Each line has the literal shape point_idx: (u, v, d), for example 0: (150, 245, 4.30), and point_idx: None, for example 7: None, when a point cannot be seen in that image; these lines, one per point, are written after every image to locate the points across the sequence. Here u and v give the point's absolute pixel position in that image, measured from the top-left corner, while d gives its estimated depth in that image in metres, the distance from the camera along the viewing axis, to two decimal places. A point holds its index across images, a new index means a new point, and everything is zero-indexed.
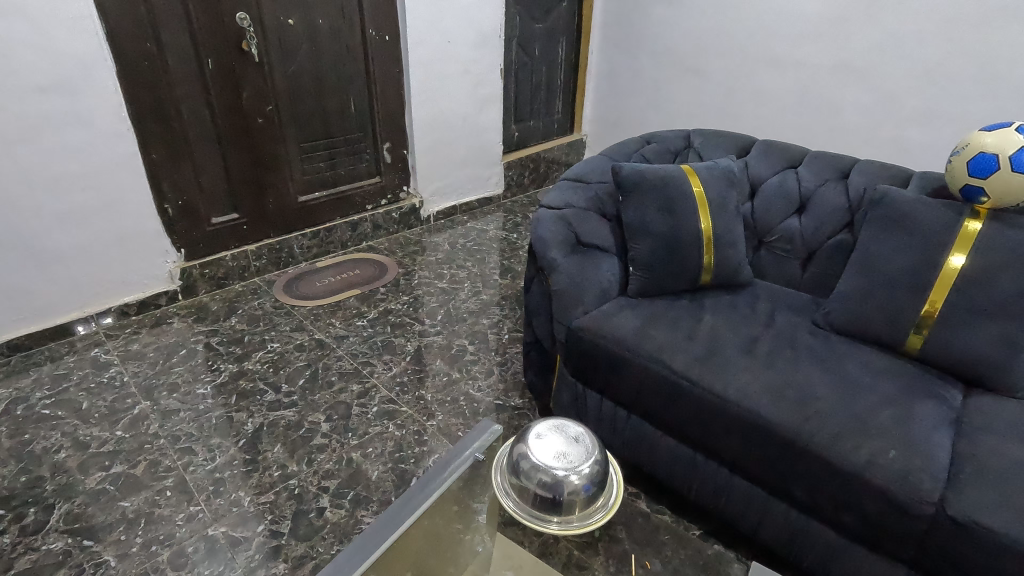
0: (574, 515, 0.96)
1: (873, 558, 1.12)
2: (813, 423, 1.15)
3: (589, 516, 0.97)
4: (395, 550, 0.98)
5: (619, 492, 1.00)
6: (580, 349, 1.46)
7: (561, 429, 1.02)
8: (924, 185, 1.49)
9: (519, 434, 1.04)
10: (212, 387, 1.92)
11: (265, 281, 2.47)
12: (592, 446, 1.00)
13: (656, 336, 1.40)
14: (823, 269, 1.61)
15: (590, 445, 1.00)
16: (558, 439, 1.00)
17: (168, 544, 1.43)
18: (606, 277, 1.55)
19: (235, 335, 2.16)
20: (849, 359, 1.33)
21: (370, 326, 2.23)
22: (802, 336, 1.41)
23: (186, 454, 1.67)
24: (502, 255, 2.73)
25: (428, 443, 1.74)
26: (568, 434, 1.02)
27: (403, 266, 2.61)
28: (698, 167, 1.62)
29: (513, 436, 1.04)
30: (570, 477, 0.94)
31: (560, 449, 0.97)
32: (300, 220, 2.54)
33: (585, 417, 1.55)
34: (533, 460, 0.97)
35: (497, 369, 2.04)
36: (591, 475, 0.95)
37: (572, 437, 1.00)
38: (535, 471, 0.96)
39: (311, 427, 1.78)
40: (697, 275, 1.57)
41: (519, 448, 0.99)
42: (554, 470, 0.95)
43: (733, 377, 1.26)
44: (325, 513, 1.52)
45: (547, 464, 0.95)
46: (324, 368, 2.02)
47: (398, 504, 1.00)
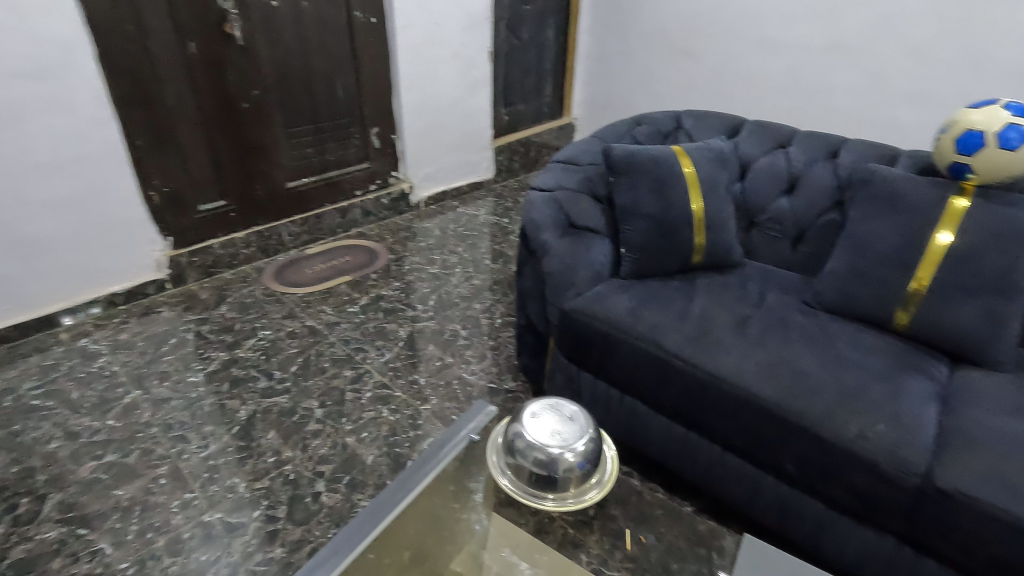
0: (569, 492, 0.96)
1: (862, 529, 1.15)
2: (804, 399, 1.17)
3: (584, 493, 0.97)
4: (394, 530, 1.00)
5: (615, 469, 1.00)
6: (573, 331, 1.46)
7: (555, 408, 1.00)
8: (913, 163, 1.50)
9: (513, 414, 1.03)
10: (203, 375, 1.91)
11: (256, 269, 2.45)
12: (587, 424, 0.99)
13: (649, 317, 1.40)
14: (812, 248, 1.63)
15: (584, 423, 0.99)
16: (553, 418, 0.98)
17: (164, 531, 1.43)
18: (598, 259, 1.55)
19: (226, 323, 2.15)
20: (839, 337, 1.34)
21: (362, 313, 2.22)
22: (792, 314, 1.43)
23: (179, 442, 1.67)
24: (494, 240, 2.72)
25: (423, 427, 1.75)
26: (562, 413, 1.01)
27: (394, 252, 2.60)
28: (689, 148, 1.62)
29: (508, 416, 1.02)
30: (565, 455, 0.93)
31: (555, 428, 0.96)
32: (289, 207, 2.52)
33: (578, 398, 1.56)
34: (529, 439, 0.95)
35: (490, 353, 2.05)
36: (586, 452, 0.94)
37: (566, 415, 0.99)
38: (530, 450, 0.94)
39: (304, 412, 1.78)
40: (688, 256, 1.58)
41: (514, 427, 0.98)
42: (549, 448, 0.94)
43: (725, 356, 1.28)
44: (321, 497, 1.53)
45: (543, 443, 0.94)
46: (315, 355, 2.01)
47: (395, 485, 1.01)
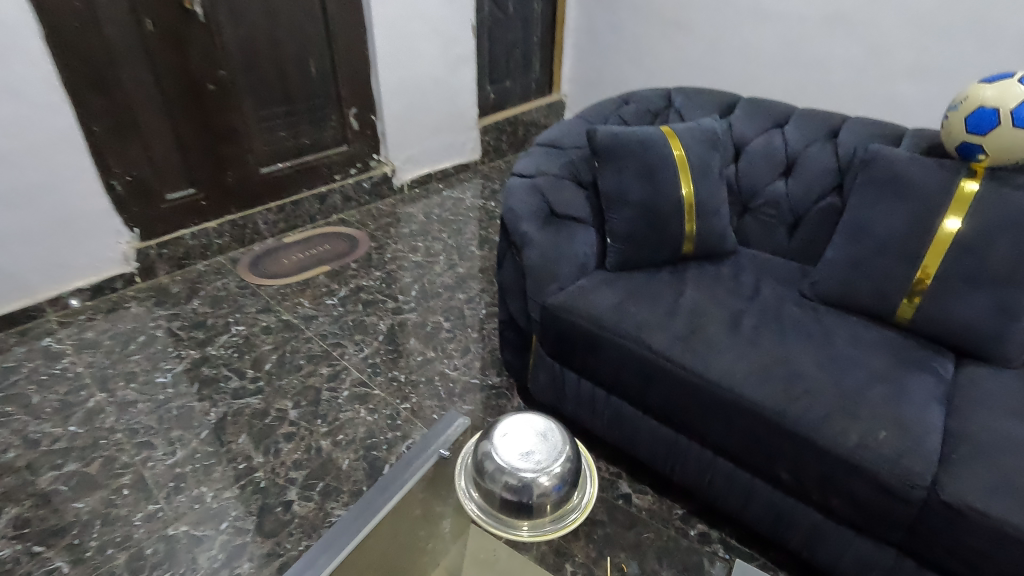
0: (546, 518, 0.87)
1: (861, 540, 1.08)
2: (800, 404, 1.08)
3: (562, 518, 0.89)
4: (356, 554, 0.96)
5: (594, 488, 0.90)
6: (556, 328, 1.38)
7: (529, 424, 0.90)
8: (918, 142, 1.40)
9: (484, 430, 0.92)
10: (171, 376, 1.83)
11: (230, 260, 2.34)
12: (562, 441, 0.88)
13: (635, 313, 1.31)
14: (809, 235, 1.53)
15: (561, 441, 0.88)
16: (526, 435, 0.88)
17: (125, 547, 1.35)
18: (582, 250, 1.46)
19: (197, 319, 2.05)
20: (837, 332, 1.26)
21: (341, 305, 2.12)
22: (788, 308, 1.34)
23: (144, 449, 1.59)
24: (479, 225, 2.61)
25: (402, 428, 1.67)
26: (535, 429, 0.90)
27: (375, 239, 2.49)
28: (679, 129, 1.51)
29: (479, 432, 0.92)
30: (540, 479, 0.84)
31: (525, 449, 0.86)
32: (263, 193, 2.39)
33: (563, 398, 1.48)
34: (499, 462, 0.85)
35: (474, 347, 1.96)
36: (564, 475, 0.85)
37: (539, 433, 0.88)
38: (500, 474, 0.85)
39: (278, 414, 1.70)
40: (678, 245, 1.48)
41: (483, 447, 0.88)
42: (521, 472, 0.84)
43: (717, 356, 1.19)
44: (292, 507, 1.45)
45: (514, 466, 0.84)
46: (290, 352, 1.92)
47: (357, 510, 0.97)
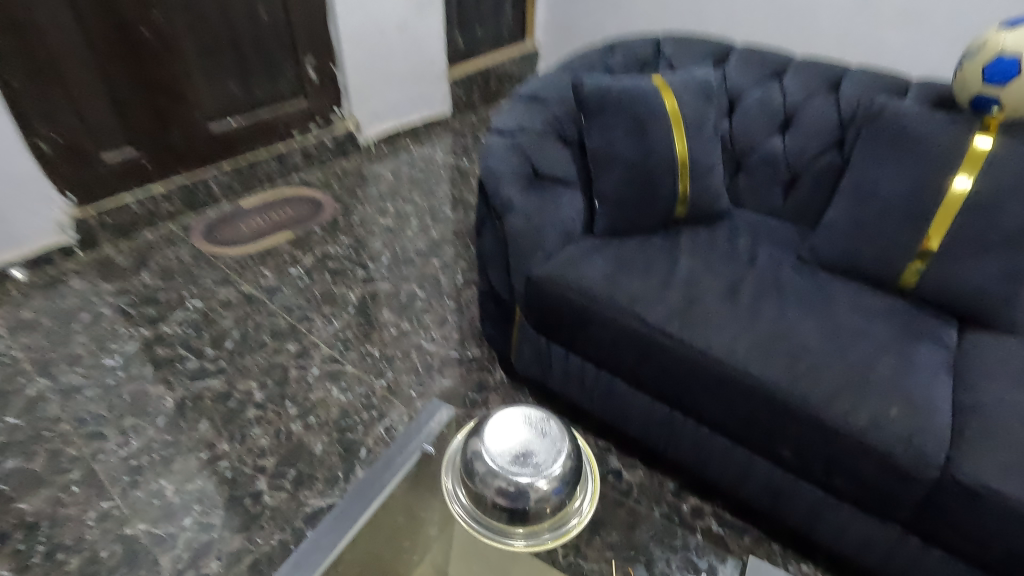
0: (544, 526, 0.80)
1: (863, 518, 1.04)
2: (806, 382, 1.02)
3: (563, 523, 0.81)
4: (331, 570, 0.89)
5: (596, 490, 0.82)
6: (542, 300, 1.28)
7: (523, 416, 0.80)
8: (925, 95, 1.31)
9: (473, 425, 0.83)
10: (122, 358, 1.67)
11: (181, 227, 2.12)
12: (563, 439, 0.78)
13: (628, 284, 1.22)
14: (807, 195, 1.45)
15: (562, 439, 0.78)
16: (520, 431, 0.79)
17: (77, 551, 1.25)
18: (568, 215, 1.34)
19: (147, 294, 1.88)
20: (839, 300, 1.19)
21: (307, 276, 1.97)
22: (787, 274, 1.26)
23: (95, 440, 1.46)
24: (452, 185, 2.45)
25: (378, 407, 1.57)
26: (532, 424, 0.79)
27: (341, 201, 2.31)
28: (672, 80, 1.38)
29: (467, 428, 0.83)
30: (537, 483, 0.75)
31: (520, 449, 0.76)
32: (214, 153, 2.18)
33: (549, 373, 1.40)
34: (490, 465, 0.76)
35: (451, 317, 1.84)
36: (563, 476, 0.76)
37: (534, 428, 0.78)
38: (491, 478, 0.76)
39: (242, 396, 1.58)
40: (671, 208, 1.38)
41: (472, 446, 0.79)
42: (516, 476, 0.75)
43: (716, 330, 1.11)
44: (262, 498, 1.35)
45: (506, 469, 0.75)
46: (253, 328, 1.78)
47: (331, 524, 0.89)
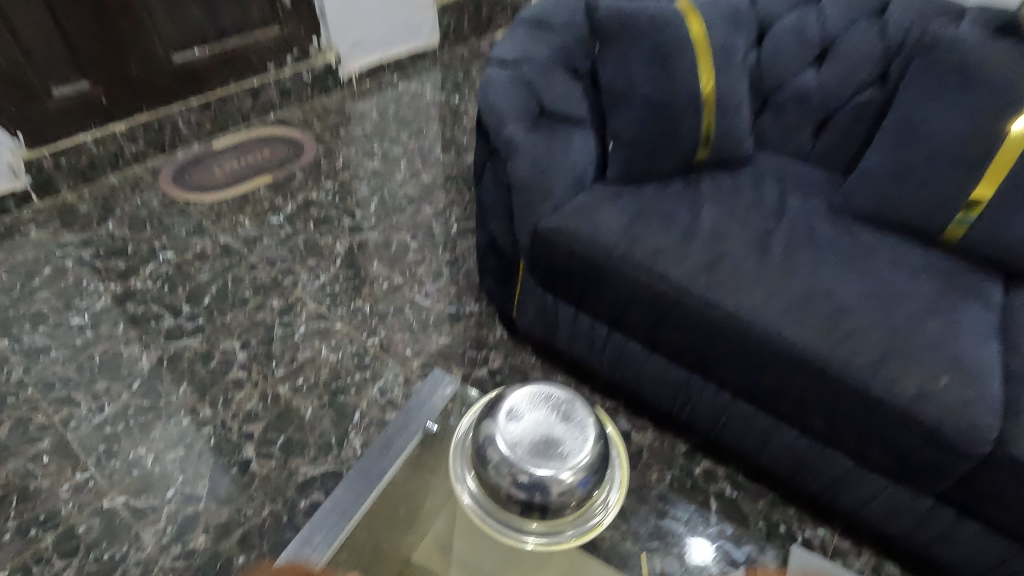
0: (567, 523, 0.75)
1: (893, 489, 0.98)
2: (846, 348, 0.92)
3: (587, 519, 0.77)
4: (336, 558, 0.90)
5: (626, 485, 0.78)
6: (549, 255, 1.15)
7: (544, 399, 0.73)
8: (985, 20, 1.15)
9: (485, 406, 0.76)
10: (89, 316, 1.54)
11: (149, 170, 1.94)
12: (589, 423, 0.72)
13: (646, 237, 1.10)
14: (840, 136, 1.31)
15: (588, 422, 0.72)
16: (541, 415, 0.72)
17: (51, 526, 1.17)
18: (579, 159, 1.20)
19: (113, 244, 1.72)
20: (877, 254, 1.09)
21: (288, 225, 1.81)
22: (819, 225, 1.15)
23: (64, 406, 1.35)
24: (443, 124, 2.26)
25: (370, 368, 1.47)
26: (555, 406, 0.73)
27: (323, 143, 2.12)
28: (699, 2, 1.21)
29: (480, 409, 0.76)
30: (561, 475, 0.69)
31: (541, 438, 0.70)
32: (179, 88, 1.96)
33: (555, 332, 1.30)
34: (506, 455, 0.70)
35: (447, 270, 1.72)
36: (590, 467, 0.69)
37: (558, 413, 0.71)
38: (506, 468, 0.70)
39: (223, 357, 1.47)
40: (692, 151, 1.24)
41: (486, 430, 0.72)
42: (537, 469, 0.69)
43: (746, 288, 1.01)
44: (250, 467, 1.27)
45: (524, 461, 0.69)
46: (232, 283, 1.64)
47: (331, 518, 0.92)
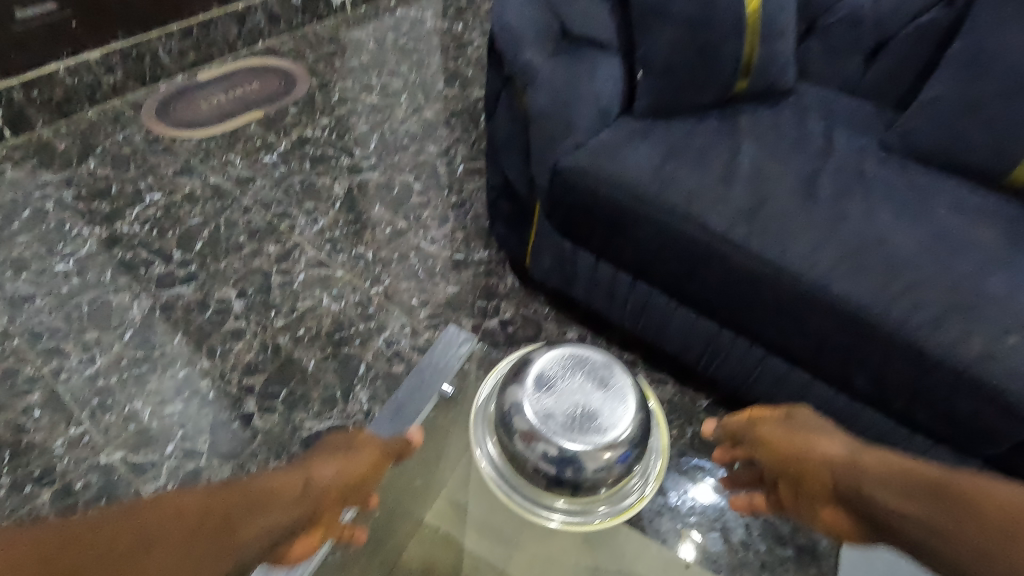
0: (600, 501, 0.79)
1: (936, 452, 0.92)
2: (903, 303, 0.84)
3: (623, 498, 0.80)
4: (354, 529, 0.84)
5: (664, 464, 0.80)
6: (570, 199, 1.04)
7: (582, 368, 0.76)
8: None
9: (518, 374, 0.78)
10: (75, 262, 1.44)
11: (129, 104, 1.79)
12: (627, 394, 0.75)
13: (680, 178, 0.99)
14: (895, 64, 1.17)
15: (628, 390, 0.75)
16: (579, 384, 0.75)
17: (48, 482, 1.12)
18: (605, 90, 1.07)
19: (95, 185, 1.60)
20: (935, 198, 0.98)
21: (282, 164, 1.69)
22: (871, 166, 1.03)
23: (54, 357, 1.28)
24: (447, 55, 2.08)
25: (375, 318, 1.39)
26: (594, 374, 0.76)
27: (317, 74, 1.95)
28: None
29: (513, 378, 0.78)
30: (597, 450, 0.73)
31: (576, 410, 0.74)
32: (158, 11, 1.76)
33: (572, 282, 1.21)
34: (541, 427, 0.73)
35: (453, 214, 1.61)
36: (625, 442, 0.73)
37: (597, 383, 0.75)
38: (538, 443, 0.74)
39: (219, 306, 1.39)
40: (731, 81, 1.11)
41: (518, 401, 0.75)
42: (572, 442, 0.73)
43: (792, 237, 0.91)
44: (253, 421, 1.22)
45: (556, 434, 0.73)
46: (224, 227, 1.54)
47: None
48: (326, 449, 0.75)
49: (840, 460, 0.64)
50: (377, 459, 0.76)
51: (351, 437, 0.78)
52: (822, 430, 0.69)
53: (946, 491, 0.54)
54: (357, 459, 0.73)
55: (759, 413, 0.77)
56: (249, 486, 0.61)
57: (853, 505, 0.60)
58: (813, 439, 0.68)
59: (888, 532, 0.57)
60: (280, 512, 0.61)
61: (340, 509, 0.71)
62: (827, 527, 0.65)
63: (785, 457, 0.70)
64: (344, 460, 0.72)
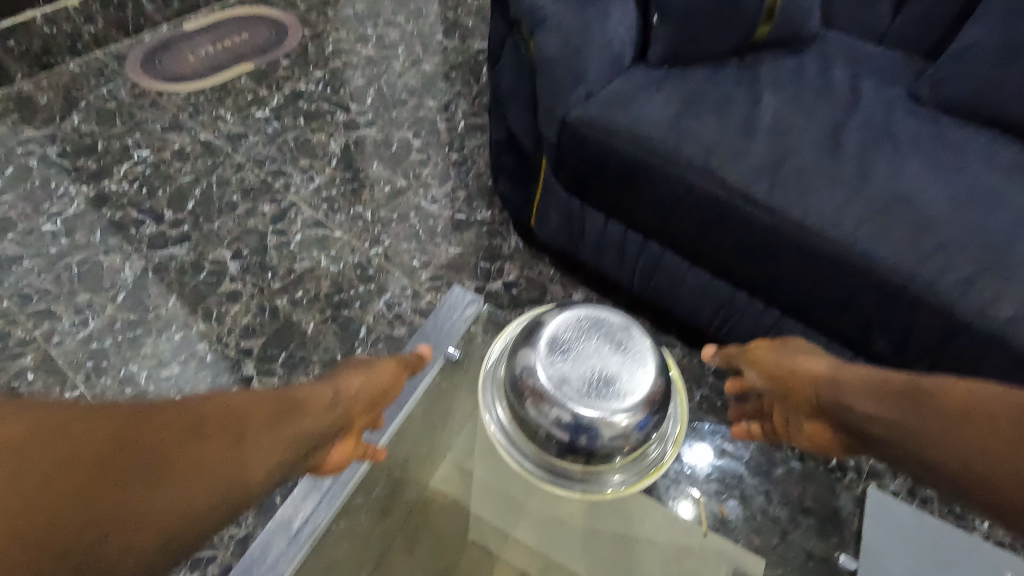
0: (617, 470, 0.81)
1: None
2: (932, 263, 0.80)
3: (639, 468, 0.82)
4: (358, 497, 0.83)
5: (681, 435, 0.84)
6: (580, 153, 0.99)
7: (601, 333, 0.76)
8: None
9: (532, 341, 0.78)
10: (62, 223, 1.39)
11: (113, 56, 1.70)
12: (646, 359, 0.75)
13: (698, 130, 0.93)
14: (928, 8, 1.09)
15: (645, 355, 0.75)
16: (597, 349, 0.75)
17: None
18: (618, 36, 0.99)
19: (80, 141, 1.53)
20: (968, 153, 0.93)
21: (276, 120, 1.61)
22: (900, 118, 0.97)
23: (45, 320, 1.24)
24: (446, 3, 1.97)
25: (375, 280, 1.35)
26: (612, 339, 0.76)
27: (309, 24, 1.85)
28: None
29: (526, 344, 0.78)
30: (612, 418, 0.73)
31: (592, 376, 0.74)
32: None
33: (580, 242, 1.16)
34: (554, 394, 0.74)
35: (455, 172, 1.54)
36: (641, 411, 0.73)
37: (614, 348, 0.75)
38: (549, 409, 0.74)
39: (214, 268, 1.34)
40: (751, 27, 1.04)
41: (531, 367, 0.75)
42: (586, 410, 0.73)
43: (816, 193, 0.86)
44: (252, 385, 1.19)
45: (569, 401, 0.73)
46: (216, 186, 1.48)
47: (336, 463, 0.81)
48: (346, 366, 0.80)
49: (825, 377, 0.72)
50: (396, 373, 0.81)
51: (366, 358, 0.82)
52: (806, 353, 0.78)
53: (915, 394, 0.62)
54: (377, 372, 0.79)
55: (758, 347, 0.85)
56: (283, 395, 0.65)
57: (829, 412, 0.70)
58: (803, 362, 0.76)
59: (861, 433, 0.65)
60: (323, 415, 0.67)
61: (370, 416, 0.77)
62: (810, 439, 0.75)
63: (775, 378, 0.79)
64: (365, 372, 0.77)
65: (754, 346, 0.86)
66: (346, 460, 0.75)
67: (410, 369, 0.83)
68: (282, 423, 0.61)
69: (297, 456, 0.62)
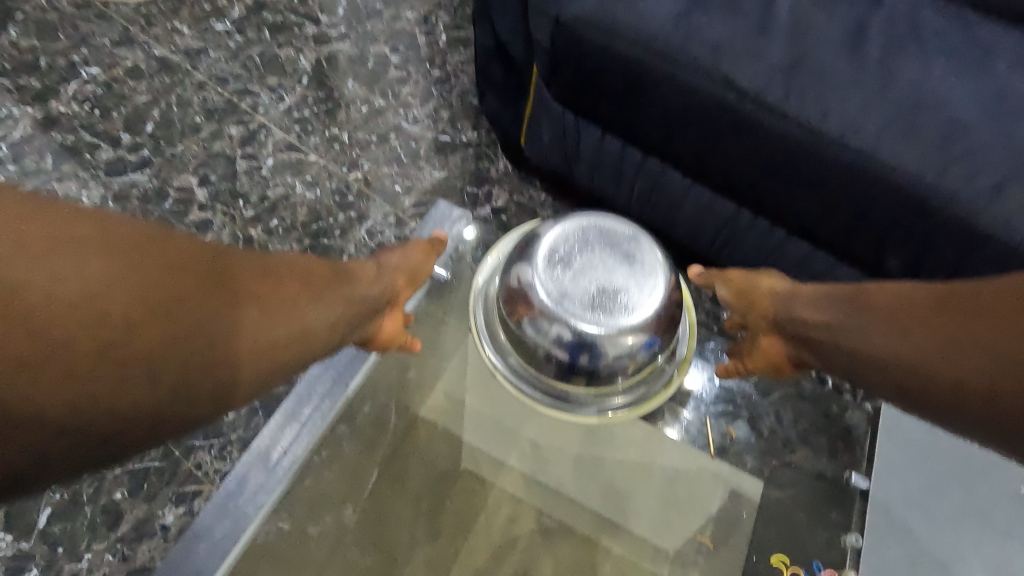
0: (618, 390, 0.81)
1: None
2: (958, 172, 0.74)
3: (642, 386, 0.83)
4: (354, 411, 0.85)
5: (687, 354, 0.84)
6: (576, 59, 0.88)
7: (611, 244, 0.75)
8: None
9: (533, 259, 0.75)
10: (8, 147, 1.28)
11: None
12: (658, 271, 0.75)
13: (710, 29, 0.82)
14: None
15: (657, 267, 0.75)
16: (607, 261, 0.74)
17: None
18: None
19: (20, 57, 1.37)
20: (1001, 53, 0.84)
21: (237, 33, 1.44)
22: (930, 15, 0.87)
23: None
24: None
25: (355, 207, 1.27)
26: (623, 249, 0.75)
27: None
28: None
29: (527, 262, 0.76)
30: (616, 332, 0.73)
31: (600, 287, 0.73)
32: None
33: (574, 162, 1.08)
34: (559, 310, 0.73)
35: (438, 90, 1.41)
36: (647, 328, 0.73)
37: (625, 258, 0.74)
38: (551, 325, 0.74)
39: (181, 196, 1.26)
40: None
41: (534, 282, 0.74)
42: (590, 325, 0.73)
43: (838, 99, 0.78)
44: None
45: (575, 317, 0.72)
46: (176, 107, 1.35)
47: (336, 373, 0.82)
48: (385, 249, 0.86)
49: (780, 289, 0.82)
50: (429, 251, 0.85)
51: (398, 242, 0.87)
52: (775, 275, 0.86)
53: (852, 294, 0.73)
54: (411, 248, 0.84)
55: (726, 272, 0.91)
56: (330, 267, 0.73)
57: (780, 323, 0.80)
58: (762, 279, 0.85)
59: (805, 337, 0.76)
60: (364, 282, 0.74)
61: (409, 290, 0.83)
62: (764, 353, 0.85)
63: (742, 296, 0.88)
64: (400, 248, 0.83)
65: (730, 271, 0.91)
66: (397, 332, 0.82)
67: (437, 251, 0.87)
68: (338, 286, 0.71)
69: (347, 315, 0.70)
